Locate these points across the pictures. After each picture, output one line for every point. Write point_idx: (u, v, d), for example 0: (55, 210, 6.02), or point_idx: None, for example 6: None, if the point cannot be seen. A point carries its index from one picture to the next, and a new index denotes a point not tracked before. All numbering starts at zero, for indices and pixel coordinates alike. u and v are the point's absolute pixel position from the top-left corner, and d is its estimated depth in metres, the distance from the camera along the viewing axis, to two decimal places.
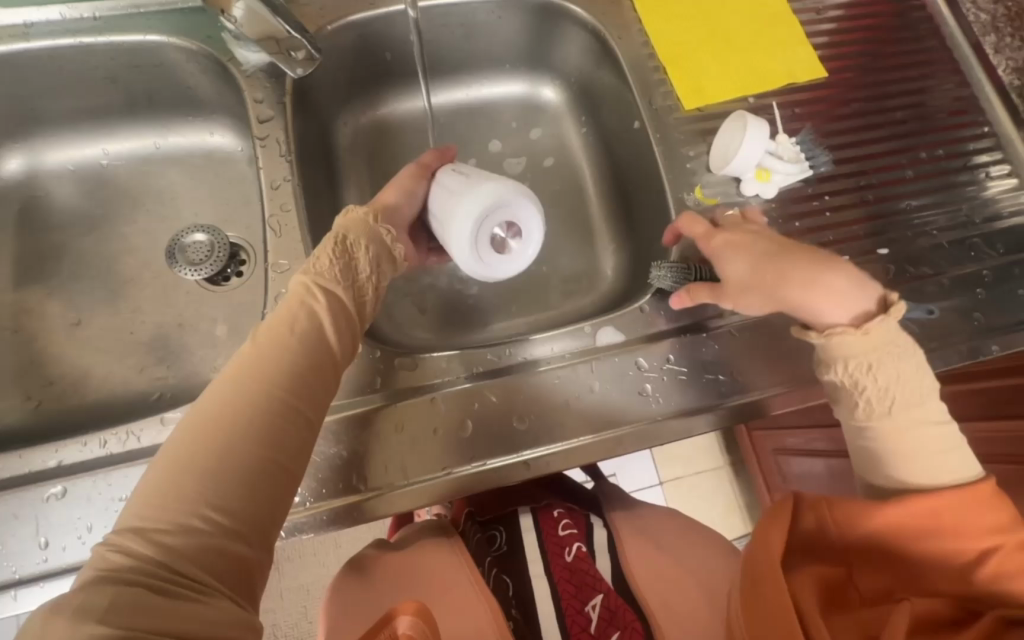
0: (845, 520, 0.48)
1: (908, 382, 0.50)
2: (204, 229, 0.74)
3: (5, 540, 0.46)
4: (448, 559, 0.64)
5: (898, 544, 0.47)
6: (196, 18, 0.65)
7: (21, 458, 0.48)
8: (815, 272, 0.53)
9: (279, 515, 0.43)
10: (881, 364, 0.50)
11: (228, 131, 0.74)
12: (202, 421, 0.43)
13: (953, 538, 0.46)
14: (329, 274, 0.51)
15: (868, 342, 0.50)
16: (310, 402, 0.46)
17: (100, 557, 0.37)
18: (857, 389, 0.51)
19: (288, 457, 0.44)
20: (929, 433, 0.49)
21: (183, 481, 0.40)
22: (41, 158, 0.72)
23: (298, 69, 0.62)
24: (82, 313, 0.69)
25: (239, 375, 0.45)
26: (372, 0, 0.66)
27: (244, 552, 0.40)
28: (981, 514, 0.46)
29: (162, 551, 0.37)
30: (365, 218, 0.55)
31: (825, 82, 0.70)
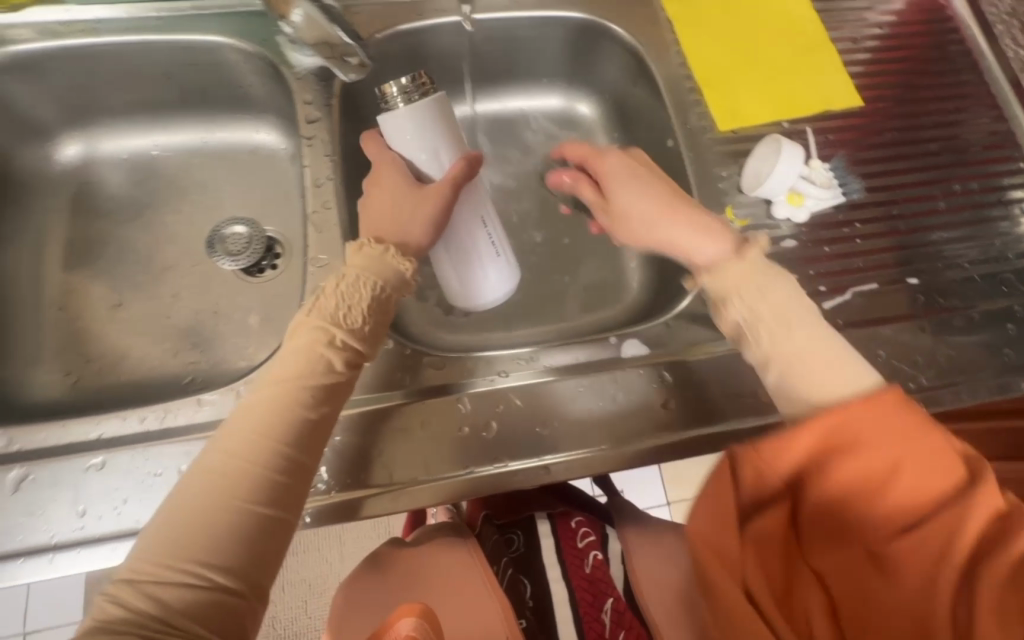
0: (763, 476, 0.44)
1: (787, 299, 0.52)
2: (244, 222, 0.77)
3: (46, 504, 0.48)
4: (460, 557, 0.65)
5: (824, 477, 0.43)
6: (253, 21, 0.68)
7: (65, 428, 0.51)
8: (688, 219, 0.56)
9: (272, 563, 0.45)
10: (761, 291, 0.53)
11: (273, 130, 0.77)
12: (202, 478, 0.45)
13: (867, 450, 0.42)
14: (354, 326, 0.52)
15: (736, 276, 0.53)
16: (306, 454, 0.48)
17: (101, 607, 0.41)
18: (747, 318, 0.53)
19: (280, 510, 0.46)
20: (817, 356, 0.50)
21: (181, 538, 0.43)
22: (97, 146, 0.76)
23: (351, 74, 0.66)
24: (123, 295, 0.72)
25: (239, 429, 0.47)
26: (421, 12, 0.69)
27: (235, 604, 0.43)
28: (903, 418, 0.43)
29: (158, 606, 0.41)
30: (380, 253, 0.55)
31: (860, 110, 0.71)
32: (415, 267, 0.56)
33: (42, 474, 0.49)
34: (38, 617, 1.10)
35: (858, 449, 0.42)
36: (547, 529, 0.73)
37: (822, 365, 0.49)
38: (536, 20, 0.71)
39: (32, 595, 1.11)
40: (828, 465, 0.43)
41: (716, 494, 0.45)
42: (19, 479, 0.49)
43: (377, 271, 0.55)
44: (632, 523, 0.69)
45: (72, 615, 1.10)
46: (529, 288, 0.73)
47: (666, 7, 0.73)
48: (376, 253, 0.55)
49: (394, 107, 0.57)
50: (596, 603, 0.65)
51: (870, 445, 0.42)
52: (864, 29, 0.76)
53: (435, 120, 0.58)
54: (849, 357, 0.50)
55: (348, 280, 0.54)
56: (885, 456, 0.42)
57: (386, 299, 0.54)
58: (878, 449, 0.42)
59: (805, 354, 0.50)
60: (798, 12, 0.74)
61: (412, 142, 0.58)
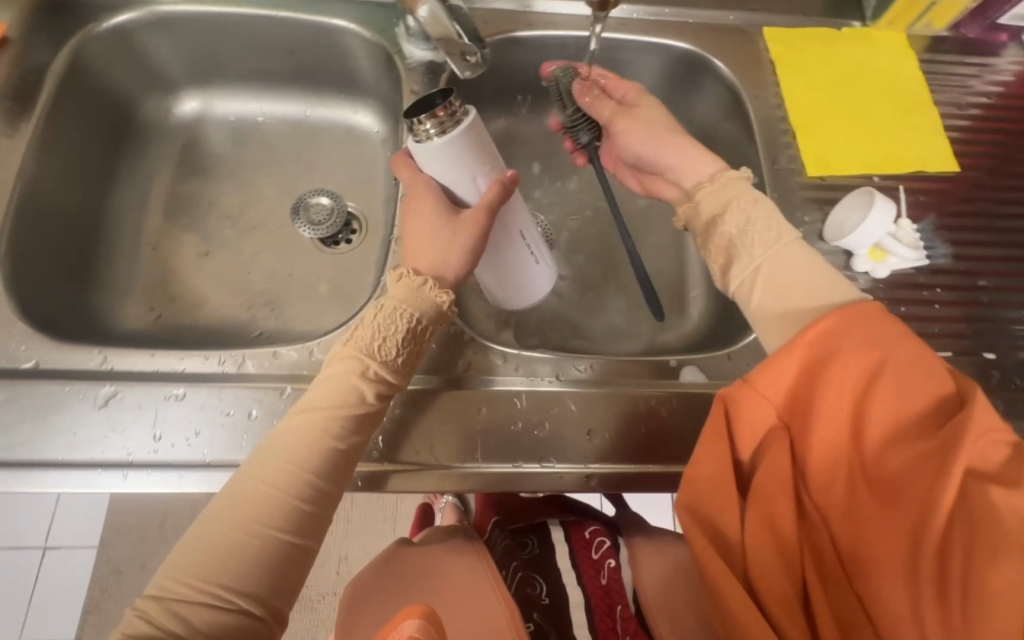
0: (745, 426, 0.44)
1: (777, 218, 0.53)
2: (329, 194, 0.80)
3: (128, 424, 0.52)
4: (467, 561, 0.65)
5: (809, 413, 0.43)
6: (376, 11, 0.73)
7: (154, 356, 0.55)
8: (687, 144, 0.60)
9: (293, 587, 0.46)
10: (736, 207, 0.54)
11: (372, 113, 0.81)
12: (233, 500, 0.46)
13: (839, 364, 0.41)
14: (389, 359, 0.52)
15: (729, 189, 0.55)
16: (333, 481, 0.49)
17: (131, 620, 0.42)
18: (738, 232, 0.53)
19: (304, 536, 0.47)
20: (795, 272, 0.50)
21: (209, 563, 0.44)
22: (212, 106, 0.81)
23: (467, 72, 0.66)
24: (211, 246, 0.75)
25: (273, 454, 0.47)
26: (532, 23, 0.72)
27: (256, 626, 0.44)
28: (876, 330, 0.41)
29: (183, 627, 0.42)
30: (417, 287, 0.53)
31: (955, 176, 0.70)
32: (452, 299, 0.54)
33: (129, 394, 0.53)
34: (62, 534, 1.16)
35: (831, 366, 0.42)
36: (559, 535, 0.75)
37: (802, 278, 0.49)
38: (639, 44, 0.73)
39: (60, 513, 1.17)
40: (811, 398, 0.42)
41: (706, 442, 0.45)
42: (108, 396, 0.53)
43: (415, 304, 0.53)
44: (640, 533, 0.68)
45: (93, 539, 1.16)
46: (589, 300, 0.74)
47: (769, 48, 0.74)
48: (415, 285, 0.53)
49: (428, 140, 0.52)
50: (609, 609, 0.65)
51: (841, 368, 0.41)
52: (969, 95, 0.75)
53: (467, 152, 0.53)
54: (835, 275, 0.49)
55: (386, 311, 0.52)
56: (857, 373, 0.41)
57: (428, 334, 0.54)
58: (853, 368, 0.41)
59: (790, 266, 0.50)
60: (903, 70, 0.74)
61: (443, 170, 0.54)
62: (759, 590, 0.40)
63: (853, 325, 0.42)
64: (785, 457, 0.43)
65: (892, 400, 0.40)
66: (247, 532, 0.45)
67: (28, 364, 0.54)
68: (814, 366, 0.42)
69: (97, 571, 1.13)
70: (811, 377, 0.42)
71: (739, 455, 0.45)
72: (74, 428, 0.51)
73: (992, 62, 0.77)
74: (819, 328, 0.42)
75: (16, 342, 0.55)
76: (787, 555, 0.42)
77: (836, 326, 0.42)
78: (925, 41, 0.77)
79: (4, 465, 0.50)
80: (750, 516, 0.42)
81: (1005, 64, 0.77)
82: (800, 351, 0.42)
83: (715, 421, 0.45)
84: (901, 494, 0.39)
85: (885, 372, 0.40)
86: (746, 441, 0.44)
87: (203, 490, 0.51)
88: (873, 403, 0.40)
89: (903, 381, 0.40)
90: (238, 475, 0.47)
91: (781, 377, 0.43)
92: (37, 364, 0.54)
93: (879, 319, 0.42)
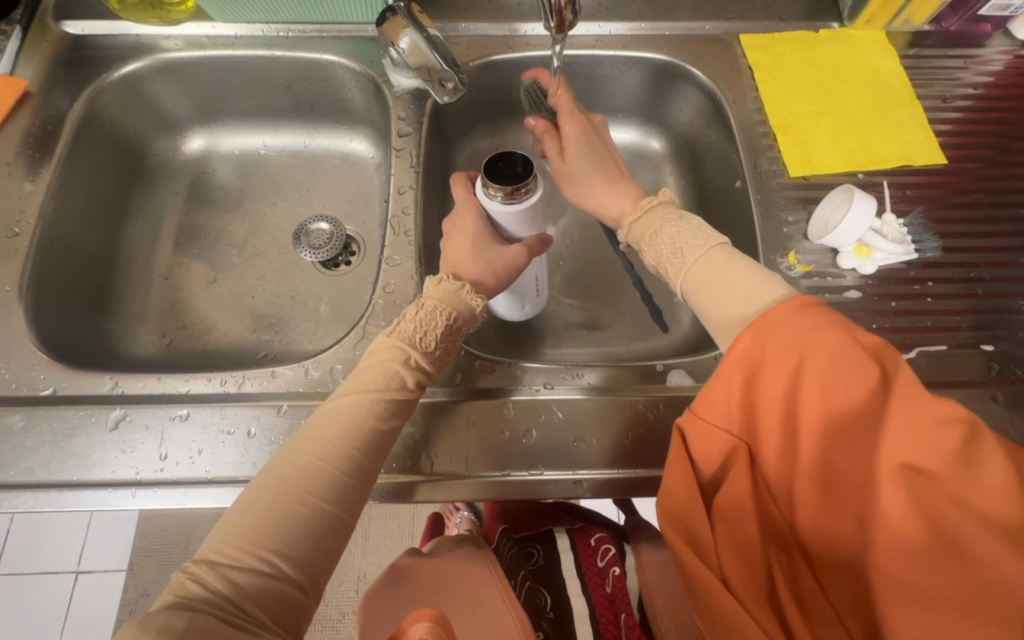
0: (698, 449, 0.44)
1: (684, 236, 0.54)
2: (328, 219, 0.84)
3: (136, 445, 0.55)
4: (474, 569, 0.66)
5: (752, 426, 0.42)
6: (364, 45, 0.77)
7: (162, 380, 0.58)
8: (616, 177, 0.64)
9: (331, 559, 0.47)
10: (661, 228, 0.56)
11: (365, 140, 0.85)
12: (281, 469, 0.47)
13: (768, 373, 0.41)
14: (428, 349, 0.55)
15: (658, 210, 0.58)
16: (374, 458, 0.51)
17: (180, 583, 0.42)
18: (658, 259, 0.56)
19: (347, 510, 0.48)
20: (713, 275, 0.50)
21: (262, 526, 0.44)
22: (217, 142, 0.86)
23: (445, 97, 0.71)
24: (218, 273, 0.79)
25: (322, 429, 0.50)
26: (513, 46, 0.75)
27: (298, 596, 0.44)
28: (803, 327, 0.40)
29: (233, 589, 0.42)
30: (452, 284, 0.57)
31: (942, 169, 0.69)
32: (485, 302, 0.58)
33: (137, 416, 0.56)
34: (93, 559, 1.20)
35: (762, 377, 0.41)
36: (565, 544, 0.75)
37: (727, 287, 0.49)
38: (618, 59, 0.76)
39: (90, 539, 1.21)
40: (756, 409, 0.42)
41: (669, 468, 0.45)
42: (118, 418, 0.56)
43: (452, 304, 0.56)
44: (647, 540, 0.68)
45: (121, 564, 1.19)
46: (580, 309, 0.75)
47: (746, 55, 0.76)
48: (454, 288, 0.56)
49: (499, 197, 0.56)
50: (614, 616, 0.64)
51: (770, 379, 0.40)
52: (955, 87, 0.74)
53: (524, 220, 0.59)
54: (749, 268, 0.49)
55: (426, 308, 0.55)
56: (787, 380, 0.40)
57: (462, 326, 0.57)
58: (782, 376, 0.40)
59: (706, 273, 0.51)
60: (883, 67, 0.74)
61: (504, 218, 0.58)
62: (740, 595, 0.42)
63: (775, 330, 0.41)
64: (741, 470, 0.43)
65: (831, 396, 0.38)
66: (296, 499, 0.46)
67: (47, 391, 0.58)
68: (749, 382, 0.42)
69: (124, 596, 1.17)
70: (749, 392, 0.42)
71: (700, 472, 0.45)
72: (88, 451, 0.55)
73: (978, 53, 0.77)
74: (741, 345, 0.41)
75: (36, 371, 0.59)
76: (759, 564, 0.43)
77: (758, 336, 0.41)
78: (906, 37, 0.77)
79: (26, 487, 0.53)
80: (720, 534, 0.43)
81: (992, 54, 0.77)
82: (735, 366, 0.42)
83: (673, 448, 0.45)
84: (851, 489, 0.39)
85: (816, 371, 0.39)
86: (701, 463, 0.45)
87: (205, 505, 0.53)
88: (808, 408, 0.39)
89: (835, 377, 0.38)
90: (286, 447, 0.49)
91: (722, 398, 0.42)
92: (55, 391, 0.58)
93: (803, 316, 0.41)
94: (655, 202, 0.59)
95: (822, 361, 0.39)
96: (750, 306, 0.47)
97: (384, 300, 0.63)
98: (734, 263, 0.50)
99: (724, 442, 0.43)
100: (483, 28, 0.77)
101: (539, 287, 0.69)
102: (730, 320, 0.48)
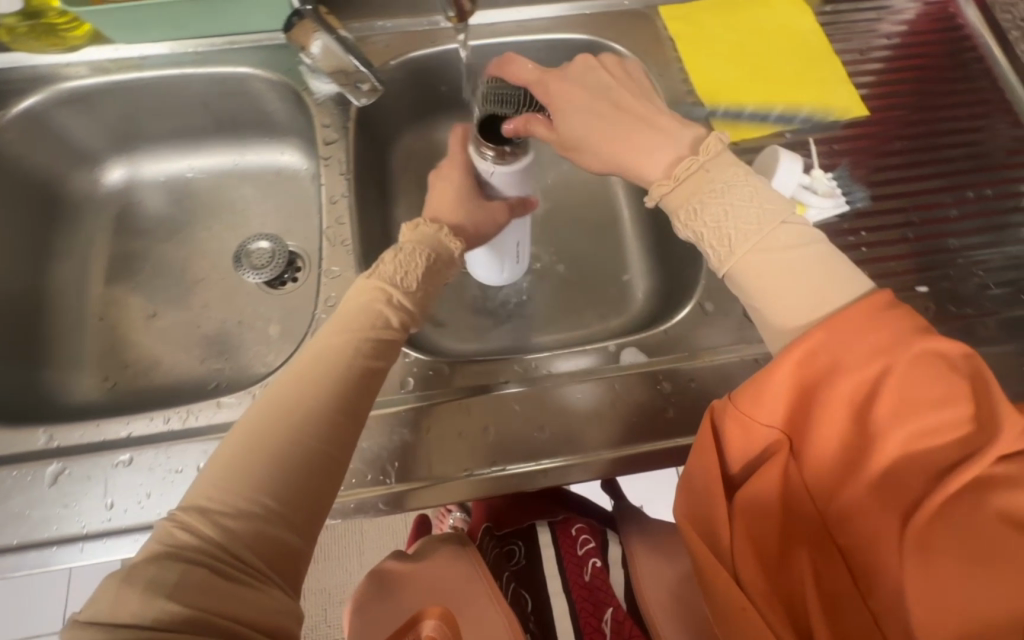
0: (740, 443, 0.44)
1: (732, 217, 0.49)
2: (268, 238, 0.81)
3: (78, 497, 0.52)
4: (462, 572, 0.64)
5: (806, 423, 0.43)
6: (278, 52, 0.74)
7: (100, 426, 0.55)
8: (621, 125, 0.56)
9: (325, 505, 0.46)
10: (704, 205, 0.50)
11: (297, 151, 0.82)
12: (269, 416, 0.46)
13: (836, 371, 0.41)
14: (410, 289, 0.55)
15: (692, 184, 0.51)
16: (362, 399, 0.50)
17: (167, 533, 0.40)
18: (696, 241, 0.51)
19: (338, 452, 0.47)
20: (777, 267, 0.47)
21: (249, 472, 0.43)
22: (139, 170, 0.82)
23: (363, 100, 0.70)
24: (158, 307, 0.76)
25: (303, 373, 0.48)
26: (433, 39, 0.74)
27: (294, 543, 0.43)
28: (881, 332, 0.41)
29: (225, 534, 0.40)
30: (433, 233, 0.58)
31: (867, 119, 0.71)
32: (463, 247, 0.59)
33: (77, 468, 0.53)
34: None
35: (827, 375, 0.41)
36: (547, 539, 0.74)
37: (789, 284, 0.46)
38: (542, 43, 0.75)
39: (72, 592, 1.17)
40: (811, 406, 0.42)
41: (699, 459, 0.46)
42: (56, 473, 0.53)
43: (431, 247, 0.58)
44: (637, 529, 0.69)
45: None
46: (535, 298, 0.75)
47: (667, 27, 0.76)
48: (431, 232, 0.58)
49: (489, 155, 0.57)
50: (595, 610, 0.66)
51: (840, 379, 0.41)
52: (871, 39, 0.76)
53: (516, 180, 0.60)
54: (820, 264, 0.46)
55: (404, 252, 0.56)
56: (860, 381, 0.40)
57: (438, 270, 0.58)
58: (857, 376, 0.40)
59: (765, 266, 0.47)
60: (800, 27, 0.75)
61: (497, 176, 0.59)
62: (755, 594, 0.42)
63: (849, 331, 0.41)
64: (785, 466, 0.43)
65: (900, 403, 0.40)
66: (285, 445, 0.45)
67: None
68: (813, 378, 0.42)
69: None
70: (808, 389, 0.42)
71: (730, 468, 0.46)
72: (28, 510, 0.52)
73: (890, 4, 0.78)
74: (813, 341, 0.42)
75: None
76: (777, 565, 0.44)
77: (832, 333, 0.42)
78: None
79: None
80: (741, 528, 0.44)
81: (903, 3, 0.78)
82: (795, 360, 0.42)
83: (705, 437, 0.46)
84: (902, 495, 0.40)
85: (892, 379, 0.40)
86: (738, 457, 0.45)
87: None
88: (869, 407, 0.40)
89: (914, 384, 0.40)
90: (270, 393, 0.48)
91: (776, 394, 0.42)
92: None
93: (884, 318, 0.42)
94: (691, 170, 0.51)
95: (899, 367, 0.40)
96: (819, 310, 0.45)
97: (327, 314, 0.61)
98: (801, 257, 0.47)
99: (773, 438, 0.43)
100: (402, 23, 0.74)
101: (521, 256, 0.71)
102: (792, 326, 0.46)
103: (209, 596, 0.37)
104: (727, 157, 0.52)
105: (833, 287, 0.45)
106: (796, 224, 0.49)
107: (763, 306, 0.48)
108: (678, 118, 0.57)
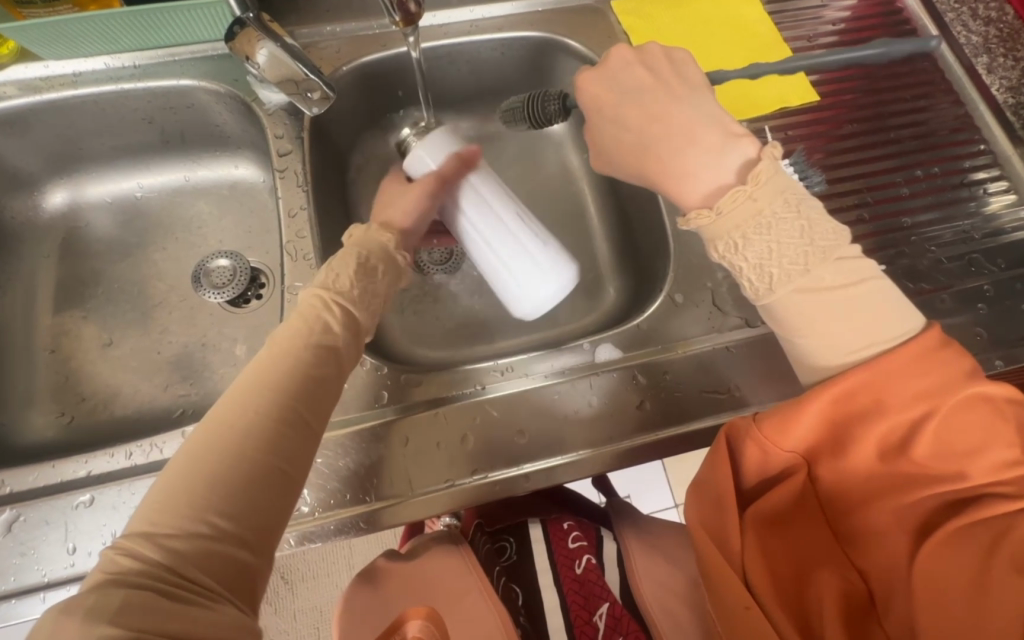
0: (762, 461, 0.45)
1: (779, 257, 0.46)
2: (227, 255, 0.78)
3: (36, 544, 0.49)
4: (456, 567, 0.63)
5: (834, 446, 0.43)
6: (223, 62, 0.71)
7: (56, 466, 0.52)
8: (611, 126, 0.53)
9: (282, 520, 0.45)
10: (748, 240, 0.46)
11: (251, 164, 0.80)
12: (217, 434, 0.44)
13: (882, 407, 0.42)
14: (343, 290, 0.54)
15: (735, 217, 0.46)
16: (316, 412, 0.48)
17: (110, 561, 0.39)
18: (733, 273, 0.48)
19: (287, 463, 0.45)
20: (817, 302, 0.46)
21: (192, 494, 0.41)
22: (85, 193, 0.78)
23: (314, 108, 0.67)
24: (113, 335, 0.73)
25: (252, 385, 0.47)
26: (385, 43, 0.72)
27: (245, 558, 0.41)
28: (926, 376, 0.41)
29: (168, 556, 0.39)
30: (376, 236, 0.58)
31: (818, 105, 0.72)
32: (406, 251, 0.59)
33: (33, 513, 0.50)
34: None
35: (868, 407, 0.42)
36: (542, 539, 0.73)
37: (831, 324, 0.46)
38: (497, 41, 0.74)
39: None
40: (841, 432, 0.43)
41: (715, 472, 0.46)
42: (10, 521, 0.50)
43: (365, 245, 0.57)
44: (632, 528, 0.70)
45: None
46: None
47: (619, 21, 0.76)
48: (373, 234, 0.58)
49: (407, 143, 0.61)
50: (584, 604, 0.65)
51: (880, 411, 0.42)
52: (820, 26, 0.77)
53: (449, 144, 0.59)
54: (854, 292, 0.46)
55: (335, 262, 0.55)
56: (903, 417, 0.41)
57: (381, 275, 0.56)
58: (900, 412, 0.41)
59: (809, 308, 0.46)
60: (749, 17, 0.76)
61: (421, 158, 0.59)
62: (761, 599, 0.43)
63: (894, 373, 0.42)
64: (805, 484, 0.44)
65: (940, 440, 0.41)
66: (237, 461, 0.43)
67: None
68: (849, 406, 0.42)
69: None
70: (841, 415, 0.43)
71: (744, 481, 0.47)
72: None
73: None
74: (857, 378, 0.42)
75: None
76: (786, 577, 0.44)
77: (877, 370, 0.42)
78: None
79: None
80: (752, 539, 0.44)
81: None
82: (830, 390, 0.42)
83: (721, 452, 0.46)
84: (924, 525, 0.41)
85: (935, 422, 0.40)
86: (755, 472, 0.46)
87: None
88: (902, 439, 0.42)
89: (957, 429, 0.40)
90: (212, 413, 0.46)
91: (807, 420, 0.43)
92: None
93: (933, 361, 0.42)
94: (737, 201, 0.46)
95: (944, 414, 0.40)
96: (850, 348, 0.45)
97: None
98: (842, 289, 0.46)
99: (795, 459, 0.44)
100: (351, 28, 0.72)
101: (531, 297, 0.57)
102: (830, 361, 0.46)
103: (152, 617, 0.35)
104: (777, 184, 0.47)
105: (866, 317, 0.45)
106: (844, 259, 0.47)
107: (799, 340, 0.47)
108: (723, 132, 0.50)
